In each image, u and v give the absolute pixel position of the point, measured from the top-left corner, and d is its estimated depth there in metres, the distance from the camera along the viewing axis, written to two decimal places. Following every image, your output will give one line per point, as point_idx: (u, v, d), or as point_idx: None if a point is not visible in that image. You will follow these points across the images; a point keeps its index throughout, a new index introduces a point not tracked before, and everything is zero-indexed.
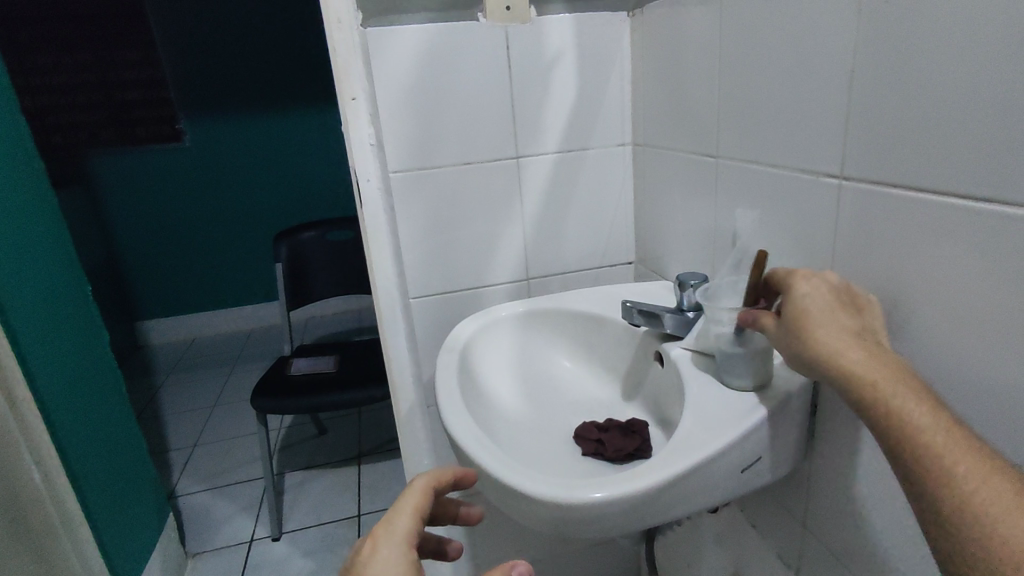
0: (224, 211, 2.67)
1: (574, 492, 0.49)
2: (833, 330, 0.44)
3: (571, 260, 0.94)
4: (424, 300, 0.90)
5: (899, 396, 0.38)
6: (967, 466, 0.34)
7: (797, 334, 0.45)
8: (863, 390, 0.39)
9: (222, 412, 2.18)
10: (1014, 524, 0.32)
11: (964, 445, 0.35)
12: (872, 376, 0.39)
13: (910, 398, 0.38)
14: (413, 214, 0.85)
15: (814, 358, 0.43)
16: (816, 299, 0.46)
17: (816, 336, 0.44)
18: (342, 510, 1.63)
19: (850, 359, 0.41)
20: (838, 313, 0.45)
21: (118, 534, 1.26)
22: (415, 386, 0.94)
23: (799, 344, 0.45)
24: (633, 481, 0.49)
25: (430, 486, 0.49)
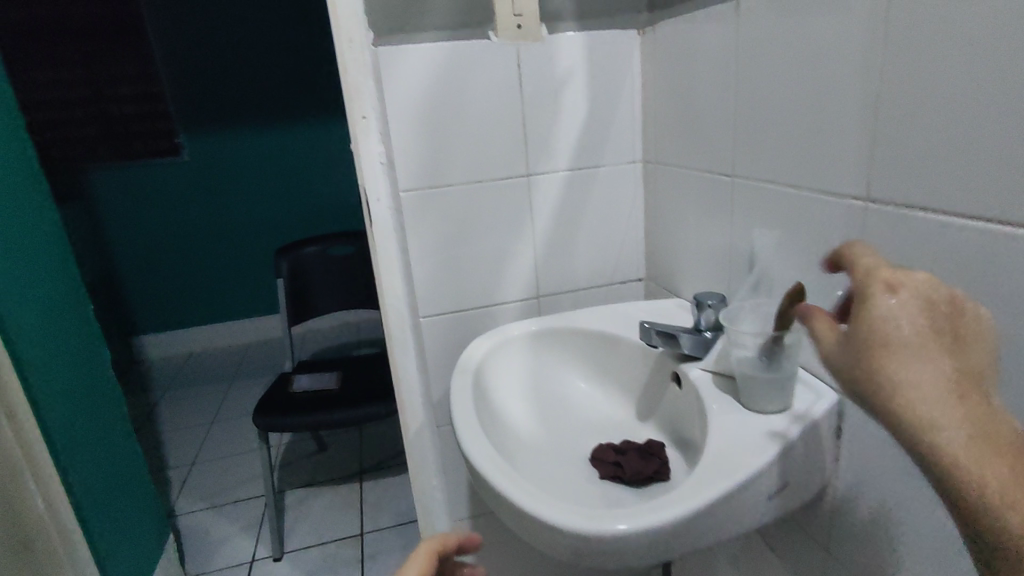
0: (224, 224, 2.66)
1: (597, 522, 0.48)
2: (917, 363, 0.34)
3: (582, 277, 0.93)
4: (435, 319, 0.88)
5: (982, 473, 0.31)
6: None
7: (874, 370, 0.35)
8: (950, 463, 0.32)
9: (220, 429, 2.15)
10: None
11: None
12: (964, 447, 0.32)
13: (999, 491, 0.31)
14: (424, 232, 0.84)
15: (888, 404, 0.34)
16: (906, 323, 0.35)
17: (896, 372, 0.34)
18: (344, 529, 1.60)
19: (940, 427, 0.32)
20: (928, 348, 0.34)
21: (119, 555, 1.24)
22: (425, 406, 0.93)
23: (872, 383, 0.35)
24: (658, 512, 0.48)
25: (433, 551, 0.48)
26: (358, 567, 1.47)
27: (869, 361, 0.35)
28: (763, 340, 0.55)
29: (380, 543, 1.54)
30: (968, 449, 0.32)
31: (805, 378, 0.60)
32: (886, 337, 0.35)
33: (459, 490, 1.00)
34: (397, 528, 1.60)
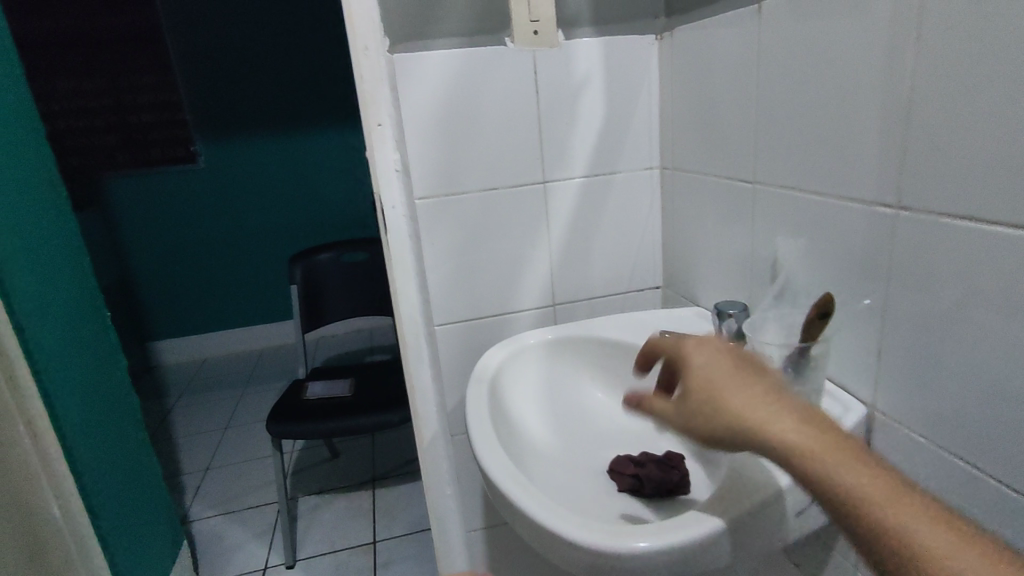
0: (239, 231, 2.68)
1: (619, 538, 0.47)
2: (738, 391, 0.41)
3: (598, 285, 0.92)
4: (449, 327, 0.88)
5: (827, 457, 0.36)
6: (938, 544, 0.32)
7: (705, 405, 0.42)
8: (799, 462, 0.37)
9: (233, 435, 2.15)
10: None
11: (909, 507, 0.34)
12: (807, 445, 0.37)
13: (848, 469, 0.36)
14: (439, 239, 0.83)
15: (735, 429, 0.40)
16: (707, 367, 0.44)
17: (723, 400, 0.41)
18: (356, 537, 1.60)
19: (779, 428, 0.38)
20: (741, 376, 0.43)
21: (134, 563, 1.25)
22: (439, 414, 0.92)
23: (711, 416, 0.42)
24: (681, 530, 0.47)
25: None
26: None
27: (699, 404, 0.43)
28: (789, 351, 0.53)
29: (392, 551, 1.54)
30: (809, 441, 0.37)
31: (833, 391, 0.59)
32: (705, 382, 0.43)
33: (473, 501, 0.99)
34: (409, 536, 1.59)
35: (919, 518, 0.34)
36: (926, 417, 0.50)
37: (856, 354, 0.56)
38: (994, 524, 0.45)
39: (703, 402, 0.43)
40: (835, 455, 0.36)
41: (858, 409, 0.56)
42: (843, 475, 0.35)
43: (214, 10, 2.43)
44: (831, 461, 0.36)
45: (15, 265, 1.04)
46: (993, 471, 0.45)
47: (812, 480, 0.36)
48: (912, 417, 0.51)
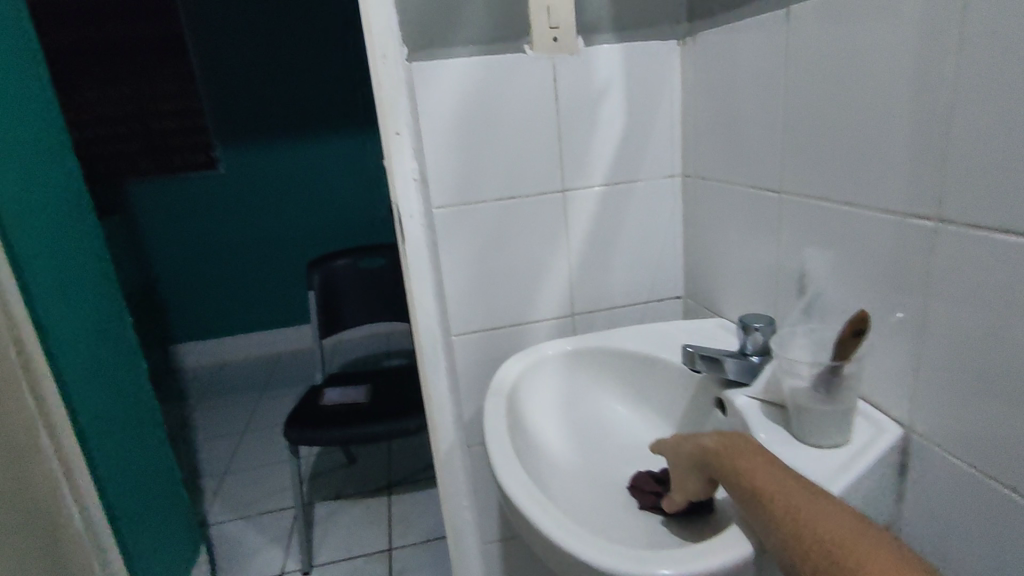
0: (258, 236, 2.71)
1: (641, 564, 0.45)
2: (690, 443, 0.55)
3: (618, 294, 0.90)
4: (467, 337, 0.86)
5: (731, 447, 0.49)
6: (793, 490, 0.42)
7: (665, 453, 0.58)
8: (716, 464, 0.50)
9: (252, 439, 2.17)
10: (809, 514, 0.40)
11: (779, 471, 0.45)
12: (719, 446, 0.50)
13: (743, 450, 0.48)
14: (456, 249, 0.82)
15: (691, 468, 0.55)
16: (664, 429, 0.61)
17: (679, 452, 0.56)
18: (372, 544, 1.59)
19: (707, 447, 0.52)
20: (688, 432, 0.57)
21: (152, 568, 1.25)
22: (456, 425, 0.91)
23: (674, 465, 0.57)
24: (706, 555, 0.45)
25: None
26: None
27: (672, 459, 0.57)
28: (819, 369, 0.51)
29: (408, 559, 1.53)
30: (722, 442, 0.51)
31: (865, 410, 0.57)
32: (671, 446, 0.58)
33: (489, 513, 0.97)
34: (425, 544, 1.58)
35: (782, 475, 0.44)
36: (965, 439, 0.47)
37: (892, 372, 0.54)
38: None
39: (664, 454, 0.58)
40: (744, 450, 0.48)
41: (892, 429, 0.53)
42: (743, 458, 0.47)
43: (235, 18, 2.46)
44: (737, 452, 0.49)
45: (39, 272, 1.05)
46: None
47: (723, 471, 0.49)
48: (950, 439, 0.49)
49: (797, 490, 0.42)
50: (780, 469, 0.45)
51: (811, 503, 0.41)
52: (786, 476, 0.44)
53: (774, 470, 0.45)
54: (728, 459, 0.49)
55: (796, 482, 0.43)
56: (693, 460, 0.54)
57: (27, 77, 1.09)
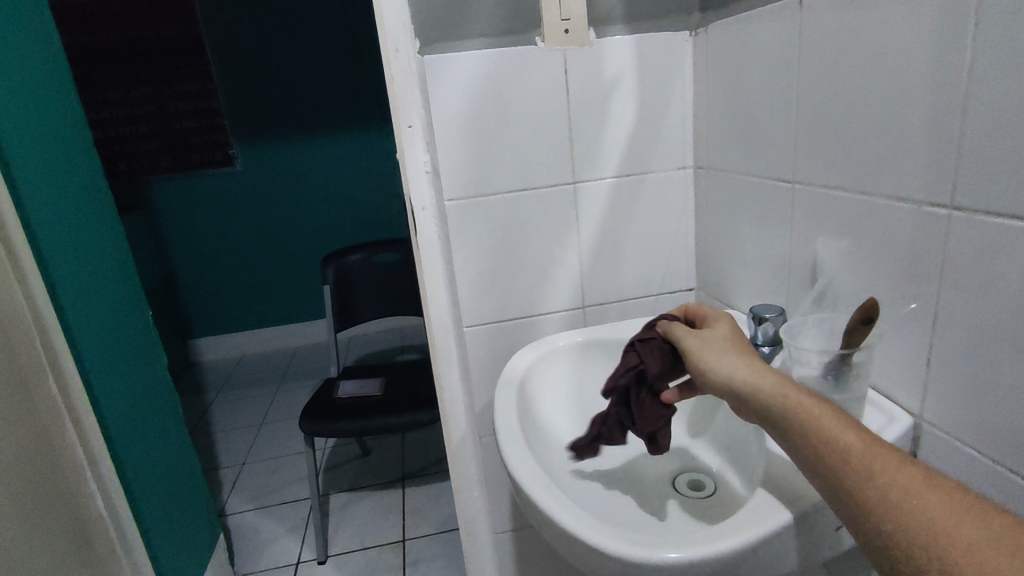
0: (274, 231, 2.74)
1: (655, 548, 0.46)
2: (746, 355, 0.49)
3: (628, 286, 0.90)
4: (478, 328, 0.87)
5: (789, 389, 0.44)
6: (890, 462, 0.37)
7: (714, 338, 0.52)
8: (777, 390, 0.44)
9: (269, 431, 2.20)
10: (921, 501, 0.35)
11: (861, 435, 0.39)
12: (783, 378, 0.45)
13: (806, 397, 0.43)
14: (467, 241, 0.83)
15: (730, 361, 0.48)
16: (727, 326, 0.53)
17: (730, 355, 0.49)
18: (386, 535, 1.61)
19: (768, 372, 0.46)
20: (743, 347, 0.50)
21: (173, 557, 1.28)
22: (468, 415, 0.92)
23: (718, 351, 0.50)
24: (714, 541, 0.46)
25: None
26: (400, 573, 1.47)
27: (710, 354, 0.50)
28: (829, 357, 0.51)
29: (421, 550, 1.54)
30: (775, 378, 0.45)
31: (876, 399, 0.56)
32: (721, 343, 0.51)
33: (501, 503, 0.98)
34: (438, 535, 1.60)
35: (867, 441, 0.39)
36: (979, 429, 0.47)
37: (905, 362, 0.54)
38: None
39: (721, 339, 0.51)
40: (874, 456, 0.38)
41: (903, 420, 0.53)
42: (873, 464, 0.38)
43: (252, 15, 2.48)
44: (860, 449, 0.38)
45: (63, 268, 1.08)
46: None
47: (786, 406, 0.43)
48: (963, 429, 0.48)
49: (979, 540, 0.33)
50: (937, 497, 0.35)
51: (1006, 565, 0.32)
52: (946, 510, 0.35)
53: (933, 501, 0.35)
54: (844, 452, 0.39)
55: (970, 522, 0.34)
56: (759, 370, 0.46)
57: (52, 78, 1.12)
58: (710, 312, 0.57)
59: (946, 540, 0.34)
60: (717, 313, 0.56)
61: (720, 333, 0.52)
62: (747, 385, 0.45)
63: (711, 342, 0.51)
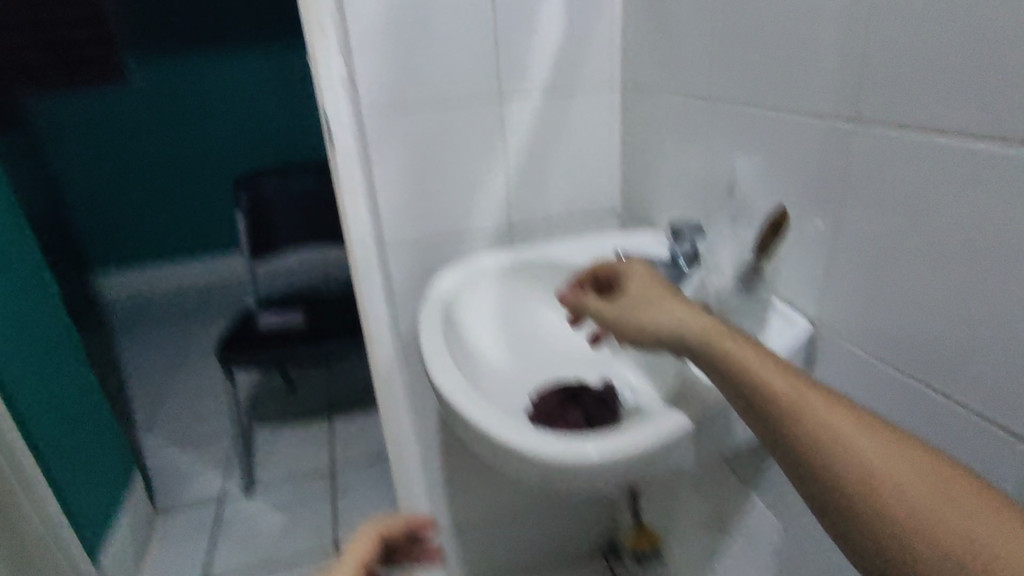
0: (178, 156, 2.51)
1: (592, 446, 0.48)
2: (670, 302, 0.49)
3: (553, 208, 0.90)
4: (402, 249, 0.85)
5: (716, 333, 0.44)
6: (821, 405, 0.37)
7: (636, 293, 0.52)
8: (701, 340, 0.44)
9: (185, 368, 2.10)
10: (855, 443, 0.34)
11: (794, 380, 0.39)
12: (708, 325, 0.45)
13: (733, 341, 0.42)
14: (387, 157, 0.79)
15: (655, 315, 0.48)
16: (642, 276, 0.53)
17: (656, 306, 0.49)
18: (314, 464, 1.61)
19: (692, 320, 0.46)
20: (665, 293, 0.51)
21: (88, 500, 1.22)
22: (392, 338, 0.91)
23: (641, 304, 0.50)
24: (625, 438, 0.48)
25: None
26: (330, 501, 1.48)
27: (637, 307, 0.50)
28: (740, 265, 0.55)
29: (350, 477, 1.56)
30: (702, 325, 0.45)
31: (780, 308, 0.60)
32: (644, 296, 0.51)
33: (428, 425, 0.99)
34: (367, 462, 1.61)
35: (798, 385, 0.38)
36: (867, 329, 0.51)
37: (806, 272, 0.57)
38: (921, 433, 0.48)
39: (644, 292, 0.51)
40: (815, 403, 0.37)
41: (803, 325, 0.57)
42: (812, 410, 0.37)
43: None
44: (798, 397, 0.37)
45: None
46: (923, 378, 0.47)
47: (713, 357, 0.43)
48: (852, 330, 0.53)
49: (918, 483, 0.32)
50: (876, 441, 0.34)
51: (951, 511, 0.30)
52: (879, 451, 0.34)
53: (874, 444, 0.34)
54: (784, 400, 0.38)
55: (908, 461, 0.33)
56: (688, 325, 0.45)
57: None
58: (621, 265, 0.57)
59: (878, 483, 0.33)
60: (630, 265, 0.56)
61: (637, 291, 0.52)
62: (675, 337, 0.46)
63: (633, 304, 0.51)
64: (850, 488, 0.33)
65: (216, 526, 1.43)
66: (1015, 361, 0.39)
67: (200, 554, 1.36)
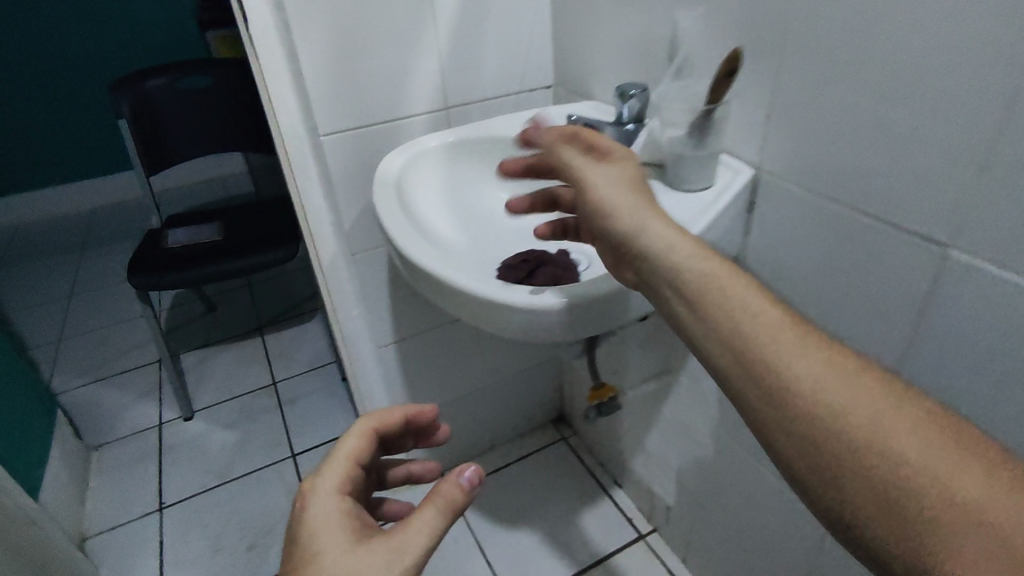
0: (22, 62, 2.15)
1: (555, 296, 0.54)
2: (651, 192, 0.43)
3: (489, 84, 0.88)
4: (337, 137, 0.80)
5: (672, 248, 0.38)
6: (801, 345, 0.33)
7: (625, 164, 0.45)
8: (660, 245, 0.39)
9: (83, 304, 1.92)
10: (840, 395, 0.31)
11: (770, 315, 0.35)
12: (671, 232, 0.39)
13: (697, 261, 0.37)
14: (311, 32, 0.72)
15: (635, 196, 0.42)
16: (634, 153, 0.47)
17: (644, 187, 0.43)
18: (254, 381, 1.58)
19: (650, 222, 0.40)
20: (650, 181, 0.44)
21: (18, 439, 1.12)
22: (336, 232, 0.88)
23: (626, 176, 0.43)
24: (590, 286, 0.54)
25: (372, 428, 0.51)
26: (279, 413, 1.48)
27: (623, 178, 0.43)
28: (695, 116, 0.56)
29: (295, 388, 1.55)
30: (660, 233, 0.39)
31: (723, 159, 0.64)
32: (633, 173, 0.44)
33: (380, 319, 0.99)
34: (310, 372, 1.60)
35: (774, 321, 0.34)
36: (807, 168, 0.56)
37: (749, 122, 0.61)
38: (853, 252, 0.54)
39: (633, 167, 0.44)
40: (785, 335, 0.34)
41: (746, 172, 0.62)
42: (794, 355, 0.33)
43: None
44: (777, 340, 0.33)
45: None
46: (860, 205, 0.52)
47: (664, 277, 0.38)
48: (792, 171, 0.58)
49: (915, 441, 0.30)
50: (863, 391, 0.31)
51: (954, 470, 0.28)
52: (867, 403, 0.31)
53: (863, 400, 0.31)
54: (761, 343, 0.34)
55: (900, 415, 0.30)
56: (666, 222, 0.40)
57: None
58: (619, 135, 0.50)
59: (871, 440, 0.30)
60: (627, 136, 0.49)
61: (626, 162, 0.45)
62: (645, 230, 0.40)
63: (618, 172, 0.44)
64: (839, 443, 0.30)
65: (162, 453, 1.39)
66: (940, 174, 0.45)
67: (152, 480, 1.32)
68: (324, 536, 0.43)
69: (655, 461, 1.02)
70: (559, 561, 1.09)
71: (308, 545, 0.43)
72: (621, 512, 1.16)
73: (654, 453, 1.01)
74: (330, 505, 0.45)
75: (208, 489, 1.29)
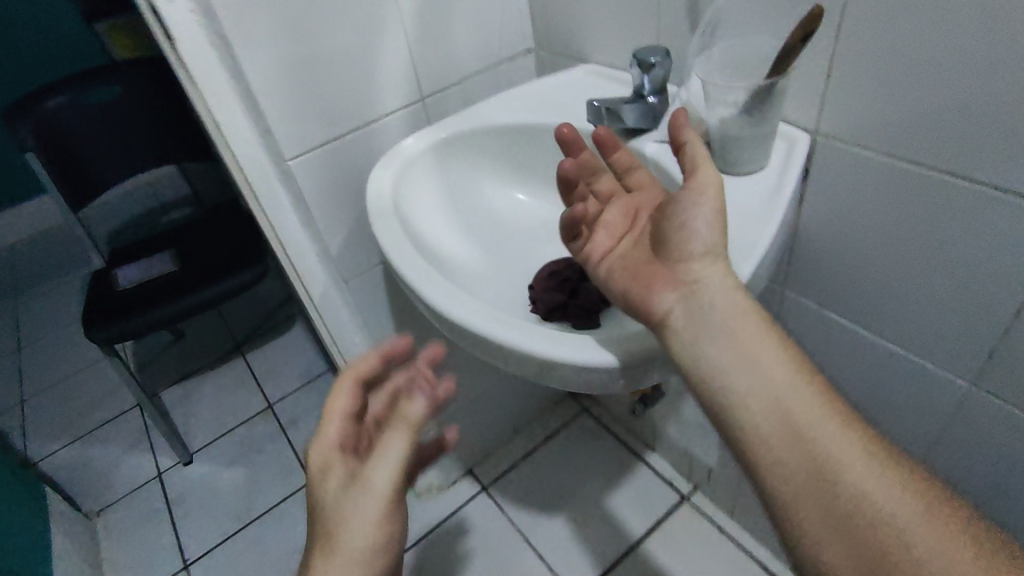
0: None
1: (603, 352, 0.44)
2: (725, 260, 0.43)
3: (465, 62, 0.76)
4: (307, 159, 0.68)
5: (736, 332, 0.40)
6: (844, 442, 0.37)
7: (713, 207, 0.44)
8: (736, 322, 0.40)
9: (37, 355, 1.75)
10: (876, 497, 0.36)
11: (823, 410, 0.38)
12: (737, 311, 0.40)
13: (763, 346, 0.40)
14: (255, 42, 0.59)
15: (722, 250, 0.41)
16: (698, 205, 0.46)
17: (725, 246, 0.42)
18: (248, 408, 1.48)
19: (721, 300, 0.41)
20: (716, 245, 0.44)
21: (11, 536, 1.02)
22: (323, 262, 0.77)
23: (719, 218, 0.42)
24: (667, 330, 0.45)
25: (353, 381, 0.52)
26: (284, 438, 1.39)
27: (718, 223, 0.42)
28: (756, 88, 0.47)
29: (295, 407, 1.46)
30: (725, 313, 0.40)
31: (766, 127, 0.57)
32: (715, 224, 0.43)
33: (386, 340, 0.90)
34: (306, 387, 1.51)
35: (827, 417, 0.38)
36: (878, 130, 0.49)
37: (800, 81, 0.52)
38: (945, 220, 0.48)
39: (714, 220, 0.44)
40: (832, 429, 0.38)
41: (799, 140, 0.54)
42: (839, 452, 0.37)
43: None
44: (825, 436, 0.37)
45: None
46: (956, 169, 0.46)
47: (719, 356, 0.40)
48: (860, 133, 0.50)
49: (934, 546, 0.34)
50: (896, 491, 0.36)
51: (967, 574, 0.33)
52: (899, 505, 0.35)
53: (896, 501, 0.36)
54: (810, 437, 0.37)
55: (923, 520, 0.35)
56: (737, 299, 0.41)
57: None
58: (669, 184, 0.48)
59: (894, 541, 0.34)
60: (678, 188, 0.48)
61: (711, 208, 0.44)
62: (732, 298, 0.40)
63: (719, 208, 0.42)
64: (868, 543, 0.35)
65: (170, 506, 1.30)
66: None
67: (167, 537, 1.24)
68: (329, 489, 0.50)
69: (695, 428, 0.99)
70: (611, 540, 1.07)
71: (323, 506, 0.50)
72: (661, 478, 1.14)
73: (694, 421, 0.98)
74: (330, 463, 0.50)
75: (230, 535, 1.22)
